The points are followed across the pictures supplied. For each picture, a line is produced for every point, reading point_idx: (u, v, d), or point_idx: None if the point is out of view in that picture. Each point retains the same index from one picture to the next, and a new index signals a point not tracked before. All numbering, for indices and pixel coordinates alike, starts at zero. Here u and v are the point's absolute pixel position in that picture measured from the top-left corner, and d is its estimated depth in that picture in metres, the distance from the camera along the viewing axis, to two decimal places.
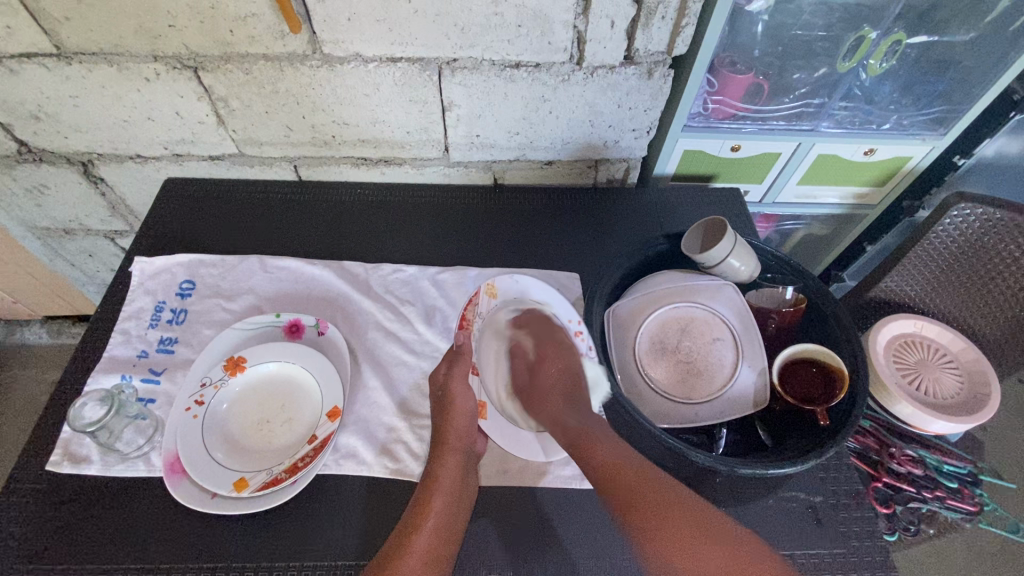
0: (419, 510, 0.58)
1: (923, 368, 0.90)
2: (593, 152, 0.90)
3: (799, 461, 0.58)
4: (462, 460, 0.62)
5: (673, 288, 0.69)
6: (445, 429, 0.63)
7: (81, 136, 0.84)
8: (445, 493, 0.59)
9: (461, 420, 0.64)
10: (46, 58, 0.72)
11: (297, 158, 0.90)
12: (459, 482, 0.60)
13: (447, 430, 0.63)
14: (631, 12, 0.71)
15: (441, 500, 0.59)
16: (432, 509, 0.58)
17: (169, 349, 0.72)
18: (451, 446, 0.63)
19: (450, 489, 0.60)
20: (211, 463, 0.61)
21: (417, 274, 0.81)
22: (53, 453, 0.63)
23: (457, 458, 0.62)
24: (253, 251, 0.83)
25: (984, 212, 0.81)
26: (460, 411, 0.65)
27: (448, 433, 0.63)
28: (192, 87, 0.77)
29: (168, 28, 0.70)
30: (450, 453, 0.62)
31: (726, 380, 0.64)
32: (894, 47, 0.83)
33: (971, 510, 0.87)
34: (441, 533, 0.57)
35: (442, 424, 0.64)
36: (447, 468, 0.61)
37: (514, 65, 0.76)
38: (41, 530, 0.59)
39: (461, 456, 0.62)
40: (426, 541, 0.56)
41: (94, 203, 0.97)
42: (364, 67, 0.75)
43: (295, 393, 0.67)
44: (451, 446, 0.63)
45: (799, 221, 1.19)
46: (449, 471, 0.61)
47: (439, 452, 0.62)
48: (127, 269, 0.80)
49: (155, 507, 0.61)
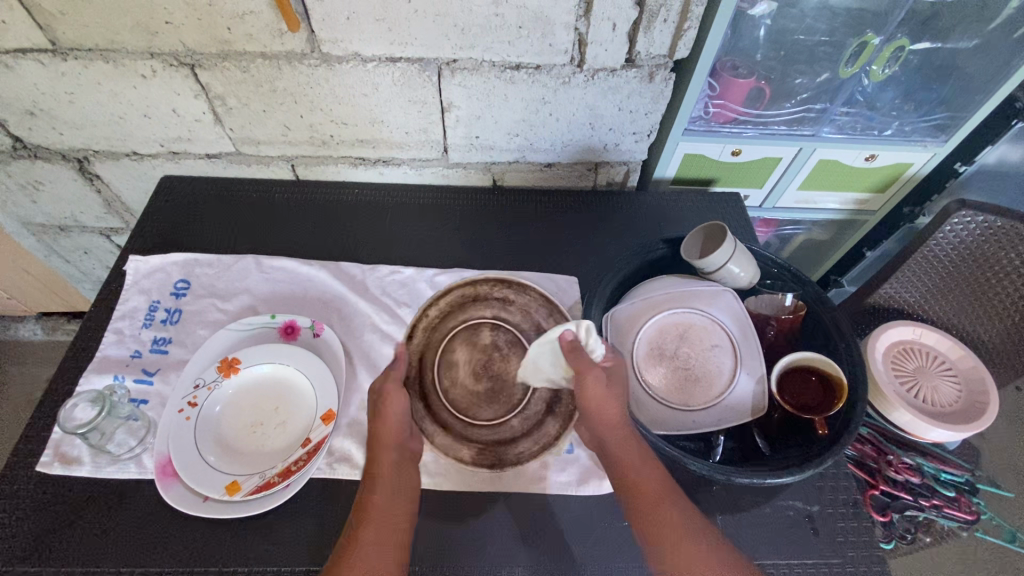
0: (364, 507, 0.57)
1: (922, 376, 0.89)
2: (593, 155, 0.89)
3: (797, 471, 0.58)
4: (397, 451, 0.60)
5: (671, 293, 0.69)
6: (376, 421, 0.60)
7: (76, 132, 0.83)
8: (386, 486, 0.58)
9: (392, 416, 0.60)
10: (42, 54, 0.72)
11: (295, 157, 0.89)
12: (396, 473, 0.59)
13: (379, 424, 0.60)
14: (633, 14, 0.70)
15: (384, 492, 0.57)
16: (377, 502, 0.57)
17: (162, 349, 0.71)
18: (385, 441, 0.60)
19: (390, 482, 0.58)
20: (203, 466, 0.60)
21: (414, 276, 0.80)
22: (43, 454, 0.63)
23: (393, 450, 0.60)
24: (250, 250, 0.83)
25: (984, 220, 0.82)
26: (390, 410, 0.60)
27: (379, 429, 0.60)
28: (189, 85, 0.76)
29: (165, 24, 0.69)
30: (385, 446, 0.59)
31: (724, 387, 0.64)
32: (897, 53, 0.82)
33: (968, 519, 0.86)
34: (387, 524, 0.56)
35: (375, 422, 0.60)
36: (384, 462, 0.59)
37: (514, 67, 0.75)
38: (30, 531, 0.58)
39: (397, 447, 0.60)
40: (374, 535, 0.55)
41: (89, 200, 0.96)
42: (363, 67, 0.74)
43: (289, 396, 0.67)
44: (384, 443, 0.60)
45: (799, 226, 1.19)
46: (387, 463, 0.59)
47: (375, 448, 0.60)
48: (122, 267, 0.79)
49: (146, 510, 0.60)
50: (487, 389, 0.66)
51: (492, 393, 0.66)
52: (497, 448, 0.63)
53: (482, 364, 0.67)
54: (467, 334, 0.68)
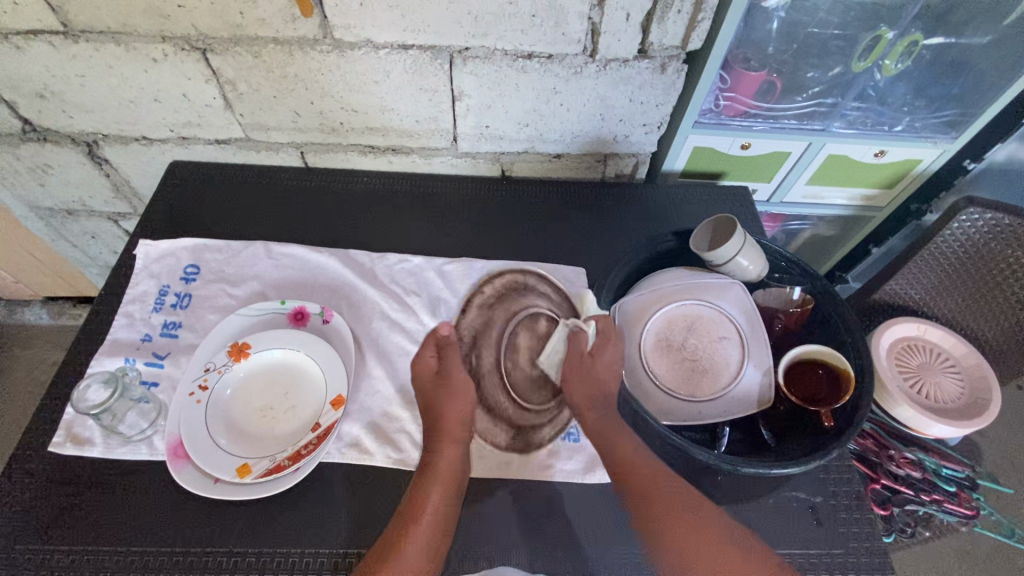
0: (415, 499, 0.59)
1: (925, 372, 0.89)
2: (602, 146, 0.89)
3: (803, 462, 0.58)
4: (460, 450, 0.62)
5: (680, 285, 0.69)
6: (442, 415, 0.63)
7: (86, 116, 0.83)
8: (439, 482, 0.60)
9: (457, 399, 0.64)
10: (54, 36, 0.72)
11: (305, 144, 0.89)
12: (456, 472, 0.61)
13: (446, 418, 0.63)
14: (647, 5, 0.70)
15: (438, 486, 0.59)
16: (429, 497, 0.58)
17: (173, 333, 0.72)
18: (450, 430, 0.63)
19: (446, 480, 0.60)
20: (214, 449, 0.61)
21: (423, 265, 0.80)
22: (56, 434, 0.63)
23: (455, 446, 0.62)
24: (259, 237, 0.83)
25: (993, 218, 0.81)
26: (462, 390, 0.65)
27: (449, 420, 0.63)
28: (200, 69, 0.76)
29: (177, 8, 0.69)
30: (449, 443, 0.62)
31: (731, 378, 0.64)
32: (910, 48, 0.82)
33: (968, 513, 0.87)
34: (436, 521, 0.58)
35: (440, 408, 0.64)
36: (444, 456, 0.61)
37: (526, 56, 0.75)
38: (43, 510, 0.59)
39: (458, 445, 0.62)
40: (425, 531, 0.57)
41: (98, 184, 0.96)
42: (375, 53, 0.74)
43: (299, 381, 0.67)
44: (448, 434, 0.62)
45: (805, 222, 1.19)
46: (449, 460, 0.61)
47: (437, 441, 0.62)
48: (131, 252, 0.79)
49: (157, 490, 0.61)
50: (540, 378, 0.71)
51: (540, 381, 0.70)
52: (527, 429, 0.67)
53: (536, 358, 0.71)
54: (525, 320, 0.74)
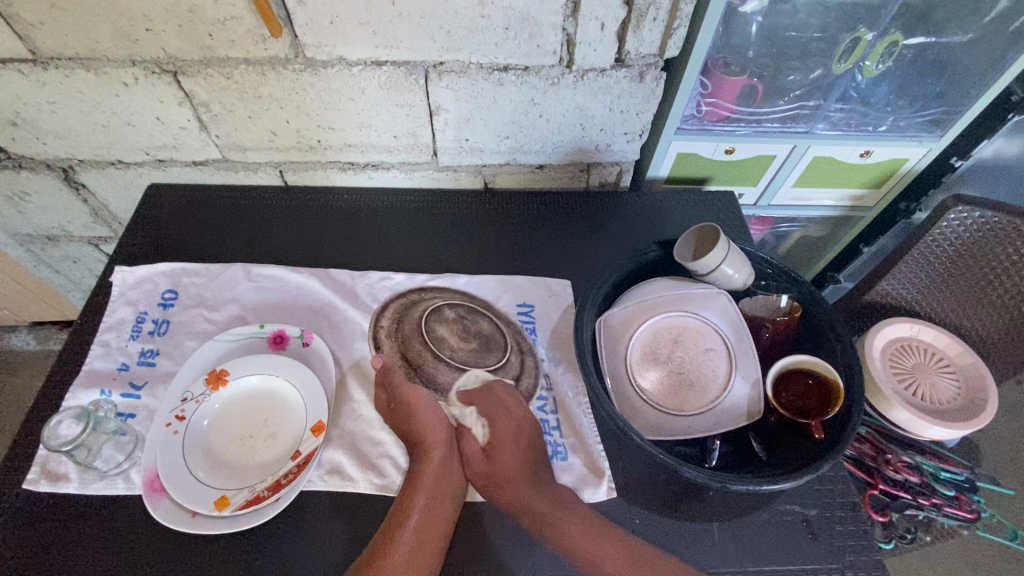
0: (402, 508, 0.58)
1: (920, 373, 0.88)
2: (584, 156, 0.88)
3: (793, 477, 0.57)
4: (442, 456, 0.61)
5: (664, 296, 0.68)
6: (417, 427, 0.61)
7: (60, 141, 0.82)
8: (424, 489, 0.59)
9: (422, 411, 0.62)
10: (22, 64, 0.70)
11: (283, 163, 0.88)
12: (441, 483, 0.60)
13: (423, 426, 0.61)
14: (622, 14, 0.69)
15: (423, 494, 0.58)
16: (414, 506, 0.58)
17: (150, 362, 0.70)
18: (432, 441, 0.61)
19: (431, 489, 0.59)
20: (192, 482, 0.59)
21: (405, 282, 0.79)
22: (30, 471, 0.62)
23: (438, 455, 0.61)
24: (238, 260, 0.81)
25: (982, 216, 0.81)
26: (417, 407, 0.62)
27: (423, 428, 0.61)
28: (172, 92, 0.75)
29: (145, 32, 0.68)
30: (431, 450, 0.61)
31: (720, 391, 0.63)
32: (891, 49, 0.81)
33: (968, 517, 0.85)
34: (424, 531, 0.57)
35: (413, 425, 0.62)
36: (427, 464, 0.60)
37: (502, 68, 0.74)
38: (16, 551, 0.57)
39: (442, 452, 0.61)
40: (410, 540, 0.56)
41: (77, 210, 0.95)
42: (348, 71, 0.73)
43: (278, 407, 0.66)
44: (431, 444, 0.61)
45: (794, 224, 1.18)
46: (431, 468, 0.60)
47: (421, 450, 0.61)
48: (108, 278, 0.78)
49: (133, 526, 0.59)
50: (476, 345, 0.69)
51: (484, 344, 0.69)
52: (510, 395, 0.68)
53: (464, 330, 0.70)
54: (432, 317, 0.70)
